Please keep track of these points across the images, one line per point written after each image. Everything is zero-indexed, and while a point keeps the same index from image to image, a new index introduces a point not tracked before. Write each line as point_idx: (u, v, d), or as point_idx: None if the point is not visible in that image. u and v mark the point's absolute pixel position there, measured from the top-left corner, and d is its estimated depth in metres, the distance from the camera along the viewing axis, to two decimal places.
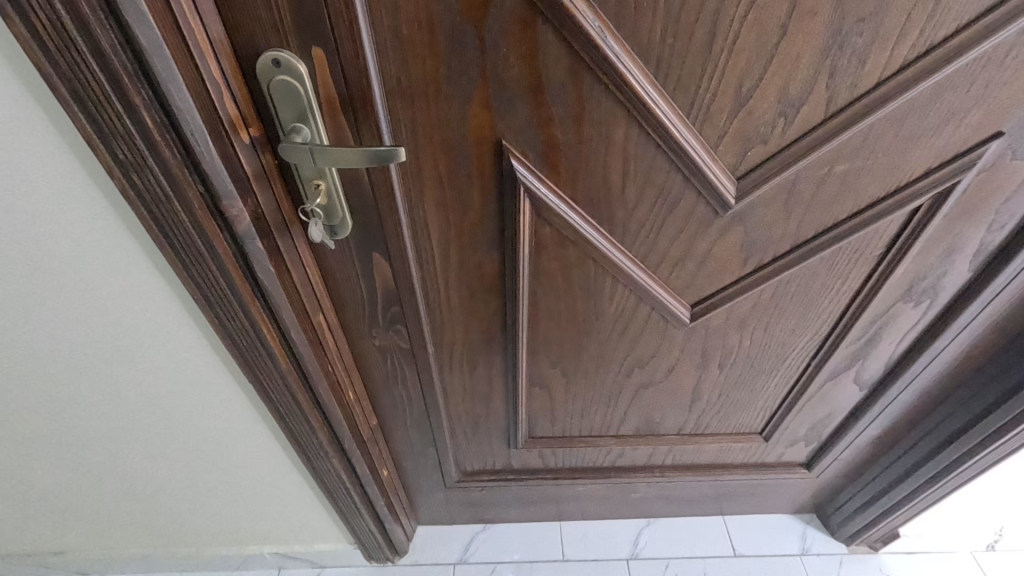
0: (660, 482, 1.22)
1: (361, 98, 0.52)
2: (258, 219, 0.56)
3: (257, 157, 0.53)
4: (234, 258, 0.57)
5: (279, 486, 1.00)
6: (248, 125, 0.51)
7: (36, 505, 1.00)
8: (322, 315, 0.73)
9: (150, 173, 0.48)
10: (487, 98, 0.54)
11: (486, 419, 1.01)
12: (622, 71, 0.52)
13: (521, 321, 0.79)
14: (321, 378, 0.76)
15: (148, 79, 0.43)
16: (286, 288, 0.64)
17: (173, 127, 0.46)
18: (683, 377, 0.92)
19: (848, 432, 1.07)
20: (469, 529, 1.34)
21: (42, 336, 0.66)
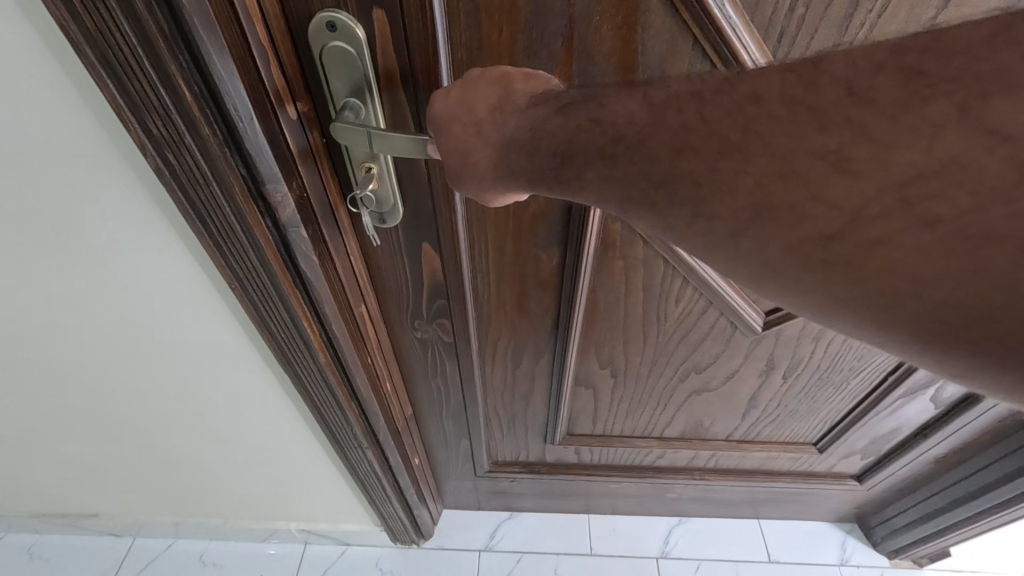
0: (698, 485, 1.17)
1: (424, 72, 0.45)
2: (303, 205, 0.50)
3: (304, 135, 0.47)
4: (276, 249, 0.51)
5: (310, 469, 0.98)
6: (295, 99, 0.45)
7: (69, 470, 1.00)
8: (364, 306, 0.67)
9: (187, 152, 0.42)
10: (569, 75, 0.47)
11: (524, 414, 0.96)
12: (737, 48, 0.43)
13: (576, 318, 0.72)
14: (360, 370, 0.71)
15: (186, 44, 0.37)
16: (329, 279, 0.58)
17: (213, 100, 0.40)
18: (741, 385, 0.86)
19: (911, 448, 1.00)
20: (495, 516, 1.31)
21: (76, 313, 0.63)
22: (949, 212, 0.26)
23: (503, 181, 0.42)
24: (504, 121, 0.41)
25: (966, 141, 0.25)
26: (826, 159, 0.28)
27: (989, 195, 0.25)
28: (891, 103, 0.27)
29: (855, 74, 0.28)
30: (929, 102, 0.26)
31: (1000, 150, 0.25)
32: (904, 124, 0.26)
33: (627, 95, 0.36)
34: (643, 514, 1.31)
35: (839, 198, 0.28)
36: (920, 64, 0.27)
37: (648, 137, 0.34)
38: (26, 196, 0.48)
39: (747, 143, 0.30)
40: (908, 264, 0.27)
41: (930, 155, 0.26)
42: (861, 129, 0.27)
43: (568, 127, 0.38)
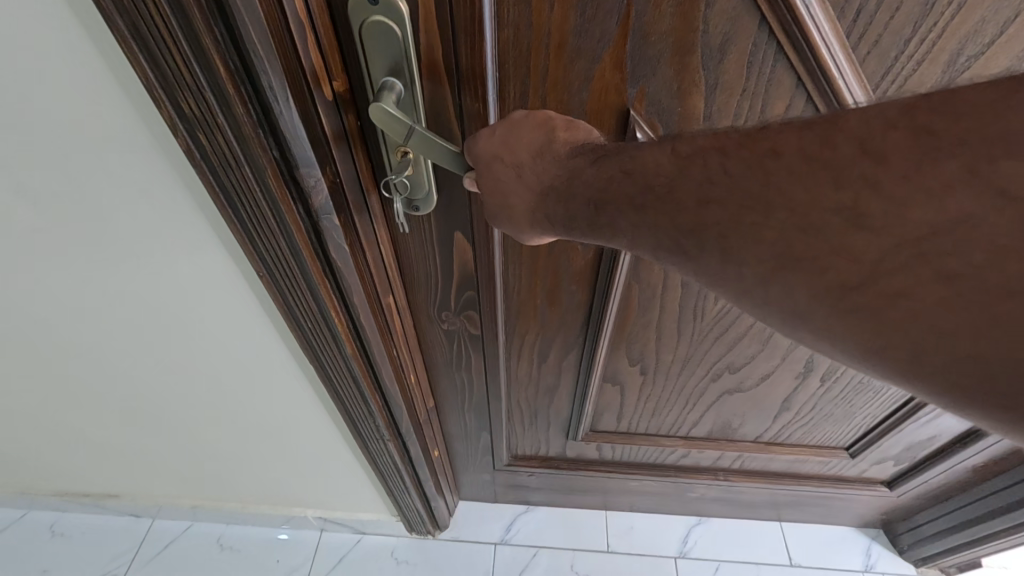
0: (721, 487, 1.14)
1: (468, 53, 0.42)
2: (335, 192, 0.48)
3: (337, 118, 0.44)
4: (307, 236, 0.49)
5: (330, 458, 0.97)
6: (331, 79, 0.42)
7: (92, 451, 1.01)
8: (392, 296, 0.65)
9: (218, 132, 0.40)
10: (622, 57, 0.43)
11: (547, 408, 0.94)
12: (808, 26, 0.40)
13: (609, 314, 0.70)
14: (386, 362, 0.70)
15: (222, 16, 0.34)
16: (359, 268, 0.56)
17: (248, 77, 0.37)
18: (777, 386, 0.82)
19: (945, 458, 0.96)
20: (512, 509, 1.30)
21: (104, 297, 0.62)
22: (967, 268, 0.24)
23: (538, 226, 0.44)
24: (543, 168, 0.42)
25: (978, 200, 0.24)
26: (841, 214, 0.27)
27: (1005, 253, 0.23)
28: (901, 160, 0.26)
29: (867, 131, 0.27)
30: (937, 159, 0.25)
31: (1013, 211, 0.23)
32: (915, 185, 0.25)
33: (657, 147, 0.37)
34: (662, 513, 1.29)
35: (857, 253, 0.27)
36: (931, 123, 0.26)
37: (673, 188, 0.34)
38: (54, 178, 0.47)
39: (766, 197, 0.30)
40: (930, 320, 0.25)
41: (940, 213, 0.25)
42: (875, 185, 0.26)
43: (601, 177, 0.39)
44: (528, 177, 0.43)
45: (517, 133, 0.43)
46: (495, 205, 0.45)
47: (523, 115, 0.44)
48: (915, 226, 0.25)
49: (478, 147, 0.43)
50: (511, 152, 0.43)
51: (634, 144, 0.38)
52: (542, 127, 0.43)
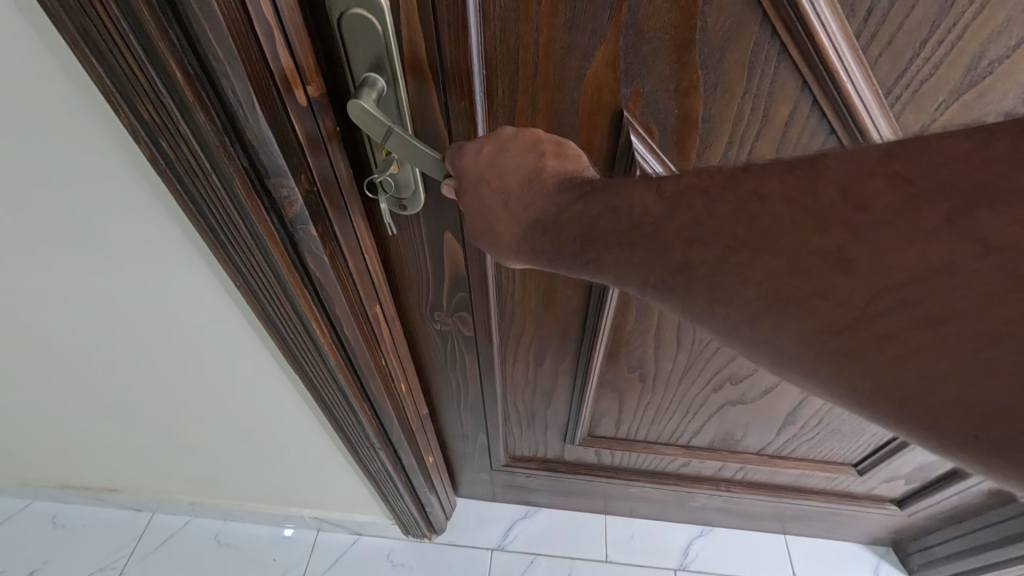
0: (724, 498, 1.11)
1: (453, 54, 0.40)
2: (312, 201, 0.46)
3: (313, 122, 0.42)
4: (282, 246, 0.47)
5: (324, 461, 0.96)
6: (305, 84, 0.40)
7: (89, 448, 1.01)
8: (379, 305, 0.63)
9: (181, 139, 0.38)
10: (615, 55, 0.41)
11: (545, 410, 0.91)
12: (813, 24, 0.37)
13: (605, 318, 0.67)
14: (373, 371, 0.68)
15: (177, 20, 0.32)
16: (341, 279, 0.54)
17: (209, 83, 0.36)
18: (782, 399, 0.79)
19: (958, 481, 0.92)
20: (510, 514, 1.27)
21: (89, 301, 0.61)
22: (952, 313, 0.24)
23: (523, 255, 0.42)
24: (530, 198, 0.39)
25: (958, 250, 0.24)
26: (827, 259, 0.27)
27: (989, 301, 0.23)
28: (883, 207, 0.26)
29: (849, 180, 0.26)
30: (916, 208, 0.25)
31: (994, 259, 0.23)
32: (894, 230, 0.25)
33: (642, 185, 0.35)
34: (663, 521, 1.26)
35: (842, 296, 0.26)
36: (907, 173, 0.25)
37: (661, 227, 0.33)
38: (27, 185, 0.46)
39: (751, 239, 0.29)
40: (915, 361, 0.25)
41: (921, 258, 0.24)
42: (857, 231, 0.26)
43: (586, 215, 0.37)
44: (513, 206, 0.40)
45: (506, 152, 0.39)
46: (475, 223, 0.42)
47: (512, 132, 0.40)
48: (894, 271, 0.25)
49: (464, 163, 0.40)
50: (497, 174, 0.39)
51: (619, 180, 0.37)
52: (533, 147, 0.40)
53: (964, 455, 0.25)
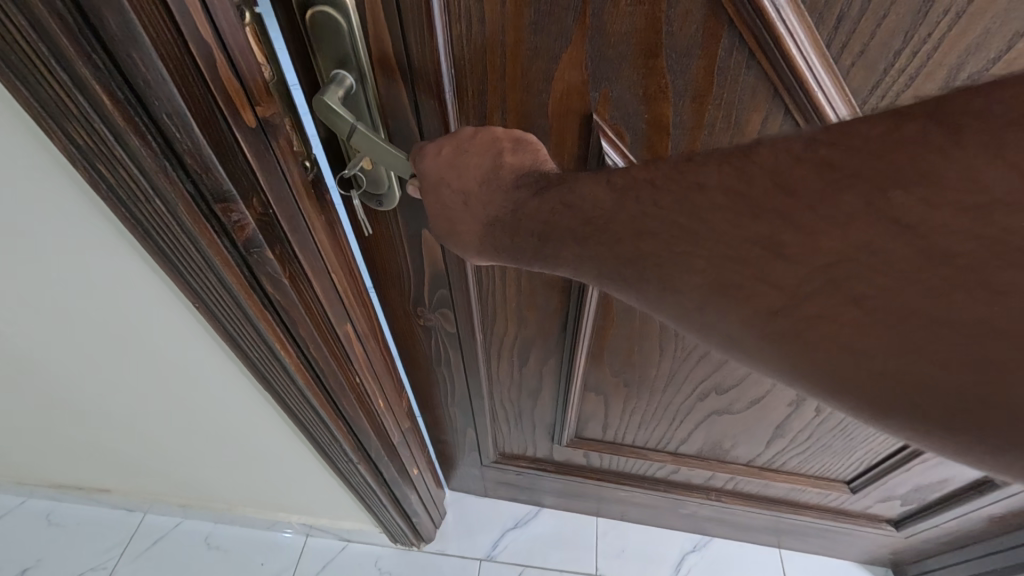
0: (713, 507, 1.08)
1: (421, 57, 0.41)
2: (268, 225, 0.43)
3: (268, 143, 0.40)
4: (239, 271, 0.44)
5: (307, 470, 0.94)
6: (254, 104, 0.37)
7: (70, 455, 0.99)
8: (351, 323, 0.61)
9: (118, 164, 0.35)
10: (581, 56, 0.41)
11: (531, 412, 0.90)
12: (780, 31, 0.37)
13: (585, 323, 0.66)
14: (347, 391, 0.65)
15: (99, 41, 0.29)
16: (307, 302, 0.51)
17: (144, 108, 0.33)
18: (770, 411, 0.78)
19: (956, 504, 0.89)
20: (500, 523, 1.24)
21: (46, 321, 0.57)
22: (872, 290, 0.25)
23: (488, 254, 0.42)
24: (489, 198, 0.39)
25: (873, 228, 0.25)
26: (761, 246, 0.28)
27: (903, 277, 0.25)
28: (810, 191, 0.27)
29: (777, 165, 0.28)
30: (840, 193, 0.26)
31: (901, 235, 0.25)
32: (819, 214, 0.27)
33: (594, 179, 0.36)
34: (653, 528, 1.24)
35: (776, 278, 0.28)
36: (831, 156, 0.27)
37: (613, 219, 0.34)
38: None
39: (694, 228, 0.30)
40: (847, 337, 0.26)
41: (844, 239, 0.26)
42: (788, 217, 0.27)
43: (543, 211, 0.37)
44: (476, 208, 0.39)
45: (464, 150, 0.39)
46: (439, 219, 0.42)
47: (469, 133, 0.40)
48: (819, 254, 0.27)
49: (422, 163, 0.40)
50: (454, 176, 0.39)
51: (574, 175, 0.37)
52: (491, 143, 0.39)
53: (888, 420, 0.27)
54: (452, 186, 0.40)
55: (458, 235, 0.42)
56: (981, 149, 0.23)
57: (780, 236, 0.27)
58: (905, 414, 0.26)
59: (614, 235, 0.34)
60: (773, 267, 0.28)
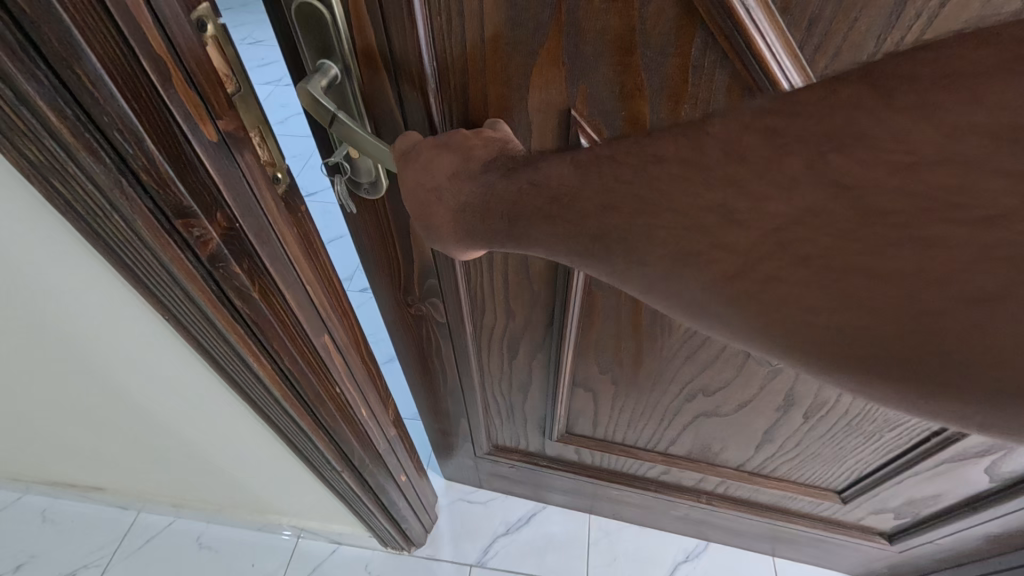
0: (703, 509, 1.07)
1: (404, 54, 0.42)
2: (235, 239, 0.42)
3: (231, 159, 0.38)
4: (206, 285, 0.43)
5: (294, 475, 0.92)
6: (214, 117, 0.36)
7: (60, 453, 0.99)
8: (330, 335, 0.58)
9: (71, 176, 0.34)
10: (558, 52, 0.42)
11: (522, 405, 0.90)
12: (751, 34, 0.37)
13: (570, 318, 0.66)
14: (328, 405, 0.63)
15: (38, 55, 0.28)
16: (280, 317, 0.50)
17: (93, 123, 0.32)
18: (757, 416, 0.78)
19: (949, 522, 0.88)
20: (491, 530, 1.22)
21: (16, 329, 0.56)
22: (816, 251, 0.27)
23: (464, 240, 0.42)
24: (460, 189, 0.41)
25: (821, 191, 0.28)
26: (714, 212, 0.30)
27: (845, 239, 0.27)
28: (758, 160, 0.29)
29: (727, 136, 0.31)
30: (785, 154, 0.29)
31: (844, 198, 0.27)
32: (767, 178, 0.29)
33: (560, 160, 0.38)
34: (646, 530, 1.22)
35: (733, 243, 0.29)
36: (775, 122, 0.30)
37: (575, 198, 0.35)
38: None
39: (654, 199, 0.32)
40: (794, 296, 0.27)
41: (790, 204, 0.28)
42: (739, 181, 0.30)
43: (511, 191, 0.38)
44: (452, 196, 0.41)
45: (435, 151, 0.42)
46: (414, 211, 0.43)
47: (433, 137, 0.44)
48: (765, 221, 0.29)
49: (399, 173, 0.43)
50: (424, 176, 0.42)
51: (542, 158, 0.39)
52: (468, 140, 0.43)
53: (842, 377, 0.27)
54: (423, 185, 0.42)
55: (434, 227, 0.43)
56: (916, 118, 0.27)
57: (729, 201, 0.30)
58: (852, 370, 0.27)
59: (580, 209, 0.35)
60: (727, 232, 0.29)
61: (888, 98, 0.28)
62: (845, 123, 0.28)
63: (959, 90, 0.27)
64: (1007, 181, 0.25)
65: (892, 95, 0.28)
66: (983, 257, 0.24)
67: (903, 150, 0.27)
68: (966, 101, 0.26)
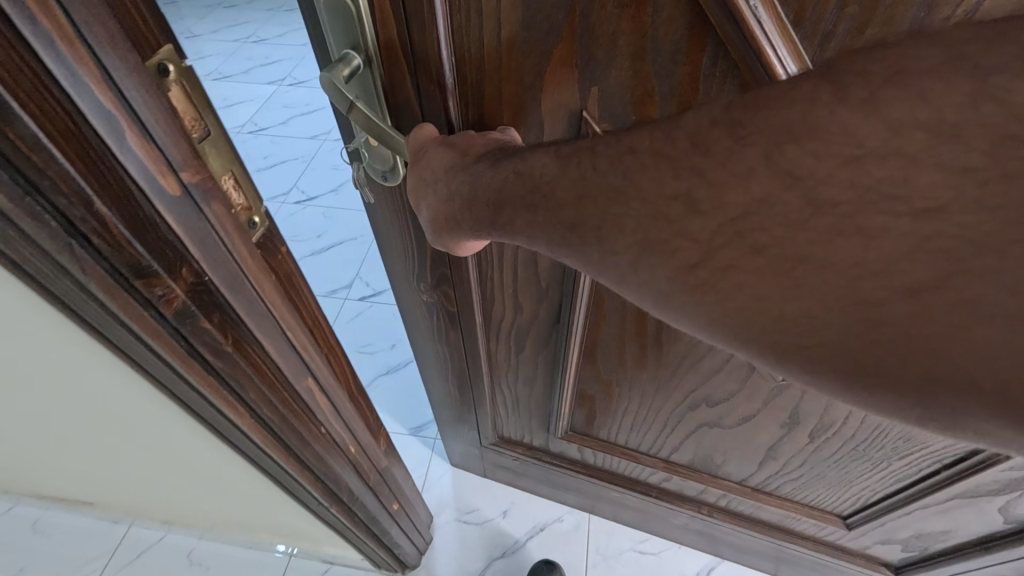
0: (705, 522, 1.07)
1: (421, 45, 0.43)
2: (202, 293, 0.41)
3: (200, 213, 0.38)
4: (174, 340, 0.43)
5: (280, 506, 0.89)
6: (179, 172, 0.36)
7: (48, 473, 0.98)
8: (310, 377, 0.58)
9: (21, 247, 0.34)
10: (570, 54, 0.42)
11: (528, 398, 0.93)
12: (761, 43, 0.36)
13: (577, 316, 0.68)
14: (308, 442, 0.63)
15: None
16: (251, 366, 0.49)
17: (39, 191, 0.31)
18: (760, 432, 0.77)
19: (963, 562, 0.83)
20: (488, 549, 1.17)
21: None
22: (770, 240, 0.28)
23: (455, 229, 0.44)
24: (454, 182, 0.42)
25: (773, 183, 0.28)
26: (679, 201, 0.30)
27: (795, 228, 0.28)
28: (721, 154, 0.29)
29: (698, 127, 0.30)
30: (746, 146, 0.29)
31: (796, 190, 0.28)
32: (728, 170, 0.29)
33: (545, 151, 0.38)
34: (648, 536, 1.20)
35: (694, 232, 0.30)
36: (742, 116, 0.29)
37: (555, 185, 0.36)
38: None
39: (626, 190, 0.32)
40: (753, 287, 0.28)
41: (748, 195, 0.29)
42: (703, 174, 0.30)
43: (496, 181, 0.39)
44: (450, 180, 0.43)
45: (437, 144, 0.45)
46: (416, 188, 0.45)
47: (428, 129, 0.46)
48: (727, 210, 0.29)
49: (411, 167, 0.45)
50: (424, 162, 0.44)
51: (529, 149, 0.39)
52: (473, 138, 0.45)
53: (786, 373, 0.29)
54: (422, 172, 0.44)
55: (437, 217, 0.45)
56: (857, 107, 0.26)
57: (694, 191, 0.30)
58: (798, 364, 0.28)
59: (558, 200, 0.35)
60: (692, 223, 0.30)
61: (844, 95, 0.27)
62: (802, 117, 0.28)
63: (908, 85, 0.26)
64: (949, 175, 0.25)
65: (874, 85, 0.26)
66: (918, 250, 0.25)
67: (852, 143, 0.26)
68: (911, 97, 0.26)
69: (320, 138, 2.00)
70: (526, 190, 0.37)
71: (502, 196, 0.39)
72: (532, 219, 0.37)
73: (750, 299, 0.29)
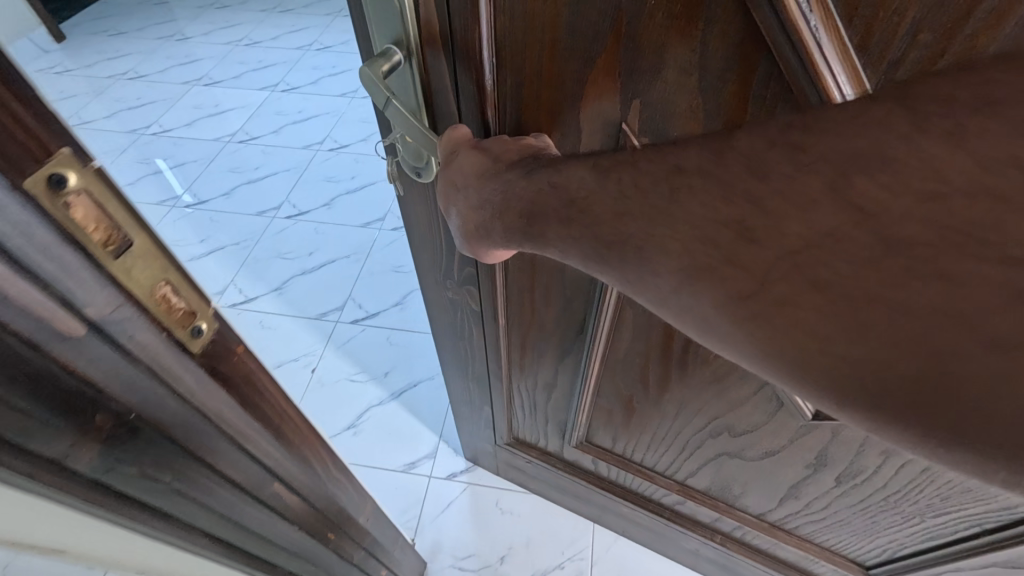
0: (717, 550, 1.04)
1: (464, 45, 0.42)
2: (125, 426, 0.33)
3: (110, 341, 0.30)
4: (86, 499, 0.34)
5: None
6: (78, 300, 0.28)
7: None
8: (276, 479, 0.49)
9: None
10: (614, 64, 0.40)
11: (546, 404, 0.92)
12: (819, 67, 0.33)
13: (601, 327, 0.66)
14: (281, 542, 0.54)
15: None
16: (198, 489, 0.41)
17: None
18: (784, 469, 0.73)
19: None
20: None
21: None
22: (835, 277, 0.26)
23: (484, 235, 0.43)
24: (488, 188, 0.41)
25: (839, 215, 0.26)
26: (731, 229, 0.29)
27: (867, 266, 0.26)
28: (781, 182, 0.28)
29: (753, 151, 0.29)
30: (808, 175, 0.27)
31: (868, 226, 0.26)
32: (787, 198, 0.28)
33: (581, 164, 0.37)
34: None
35: (747, 263, 0.28)
36: (804, 140, 0.28)
37: (593, 199, 0.34)
38: None
39: (672, 212, 0.31)
40: (808, 323, 0.26)
41: (809, 227, 0.27)
42: (759, 202, 0.28)
43: (528, 191, 0.38)
44: (484, 185, 0.42)
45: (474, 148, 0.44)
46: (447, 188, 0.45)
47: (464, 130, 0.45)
48: (790, 240, 0.27)
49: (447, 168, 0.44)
50: (458, 161, 0.44)
51: (565, 160, 0.38)
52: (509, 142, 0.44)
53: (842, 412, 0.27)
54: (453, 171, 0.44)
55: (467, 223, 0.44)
56: (942, 140, 0.24)
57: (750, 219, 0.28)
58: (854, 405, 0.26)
59: (593, 216, 0.34)
60: (744, 252, 0.28)
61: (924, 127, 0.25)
62: (872, 147, 0.26)
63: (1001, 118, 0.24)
64: None
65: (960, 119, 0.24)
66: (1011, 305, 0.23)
67: (935, 179, 0.25)
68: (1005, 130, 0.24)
69: (312, 147, 2.04)
70: (561, 205, 0.36)
71: (536, 206, 0.38)
72: (561, 231, 0.36)
73: (801, 333, 0.27)
